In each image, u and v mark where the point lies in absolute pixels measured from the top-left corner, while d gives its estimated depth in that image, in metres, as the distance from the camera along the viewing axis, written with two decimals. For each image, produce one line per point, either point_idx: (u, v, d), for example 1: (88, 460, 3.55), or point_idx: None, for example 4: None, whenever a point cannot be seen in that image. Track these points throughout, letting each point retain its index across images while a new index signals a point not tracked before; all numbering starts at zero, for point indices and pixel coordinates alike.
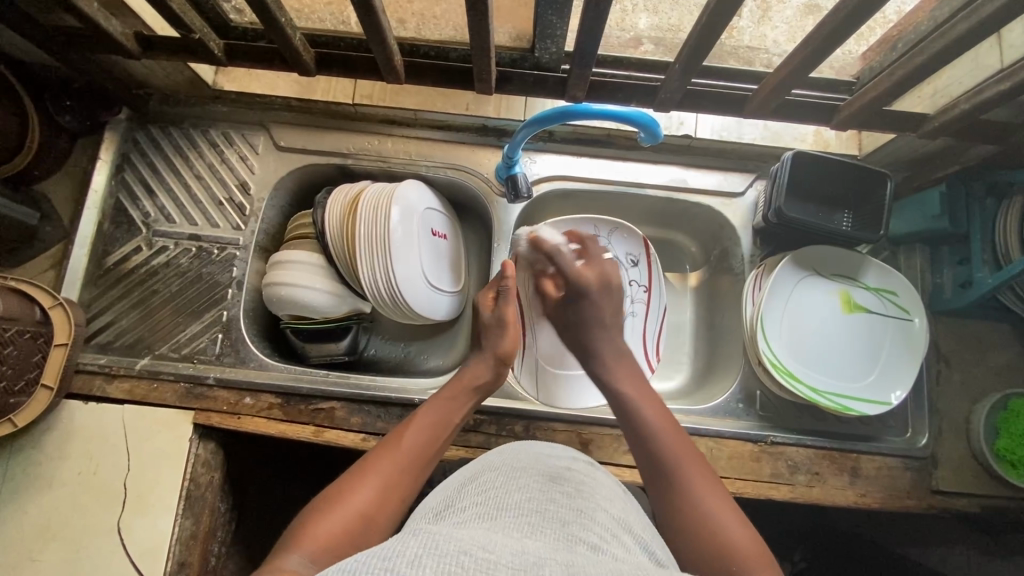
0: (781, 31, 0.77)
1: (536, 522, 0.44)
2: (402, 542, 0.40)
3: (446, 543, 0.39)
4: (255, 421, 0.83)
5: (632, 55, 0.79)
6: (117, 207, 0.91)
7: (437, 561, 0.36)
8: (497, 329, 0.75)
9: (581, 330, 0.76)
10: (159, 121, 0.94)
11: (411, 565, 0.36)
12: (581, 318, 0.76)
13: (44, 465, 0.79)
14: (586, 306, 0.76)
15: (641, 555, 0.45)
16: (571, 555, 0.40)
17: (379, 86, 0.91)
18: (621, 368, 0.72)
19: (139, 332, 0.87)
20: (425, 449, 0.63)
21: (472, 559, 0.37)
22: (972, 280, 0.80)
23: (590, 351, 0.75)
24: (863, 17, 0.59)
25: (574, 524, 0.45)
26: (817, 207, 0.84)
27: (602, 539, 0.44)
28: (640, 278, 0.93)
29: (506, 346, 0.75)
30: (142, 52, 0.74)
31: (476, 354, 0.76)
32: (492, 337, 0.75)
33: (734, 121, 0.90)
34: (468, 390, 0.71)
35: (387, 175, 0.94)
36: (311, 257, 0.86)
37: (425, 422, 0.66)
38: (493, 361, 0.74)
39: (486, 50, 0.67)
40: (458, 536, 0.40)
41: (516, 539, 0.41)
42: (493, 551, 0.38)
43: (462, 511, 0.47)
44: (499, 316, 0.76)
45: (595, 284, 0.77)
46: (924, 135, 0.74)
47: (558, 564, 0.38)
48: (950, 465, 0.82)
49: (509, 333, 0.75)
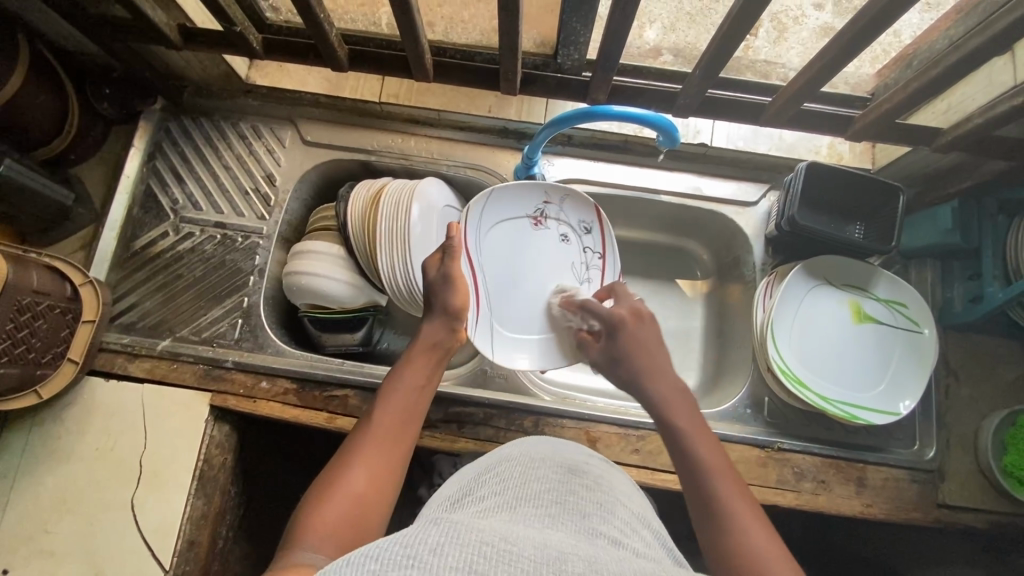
0: (797, 52, 0.81)
1: (557, 514, 0.45)
2: (424, 530, 0.39)
3: (469, 533, 0.38)
4: (270, 405, 0.84)
5: (652, 64, 0.82)
6: (148, 193, 0.94)
7: (460, 551, 0.36)
8: (443, 286, 0.73)
9: (624, 363, 0.69)
10: (192, 112, 0.97)
11: (434, 553, 0.35)
12: (627, 353, 0.69)
13: (64, 439, 0.81)
14: (617, 344, 0.71)
15: (659, 550, 0.46)
16: (593, 547, 0.40)
17: (406, 86, 0.97)
18: (683, 406, 0.63)
19: (161, 314, 0.89)
20: (402, 423, 0.62)
21: (495, 550, 0.36)
22: (983, 295, 0.81)
23: (640, 384, 0.67)
24: (877, 31, 0.62)
25: (594, 517, 0.45)
26: (828, 216, 0.86)
27: (621, 533, 0.45)
28: (594, 244, 0.90)
29: (456, 302, 0.72)
30: (184, 44, 0.77)
31: (429, 316, 0.73)
32: (441, 293, 0.73)
33: (749, 131, 0.94)
34: (431, 351, 0.70)
35: (409, 172, 0.96)
36: (332, 248, 0.89)
37: (398, 393, 0.64)
38: (448, 319, 0.72)
39: (515, 51, 0.70)
40: (479, 526, 0.40)
41: (538, 529, 0.42)
42: (516, 542, 0.38)
43: (483, 500, 0.48)
44: (445, 274, 0.73)
45: (634, 320, 0.71)
46: (937, 148, 0.76)
47: (582, 556, 0.38)
48: (957, 479, 0.83)
49: (458, 286, 0.73)
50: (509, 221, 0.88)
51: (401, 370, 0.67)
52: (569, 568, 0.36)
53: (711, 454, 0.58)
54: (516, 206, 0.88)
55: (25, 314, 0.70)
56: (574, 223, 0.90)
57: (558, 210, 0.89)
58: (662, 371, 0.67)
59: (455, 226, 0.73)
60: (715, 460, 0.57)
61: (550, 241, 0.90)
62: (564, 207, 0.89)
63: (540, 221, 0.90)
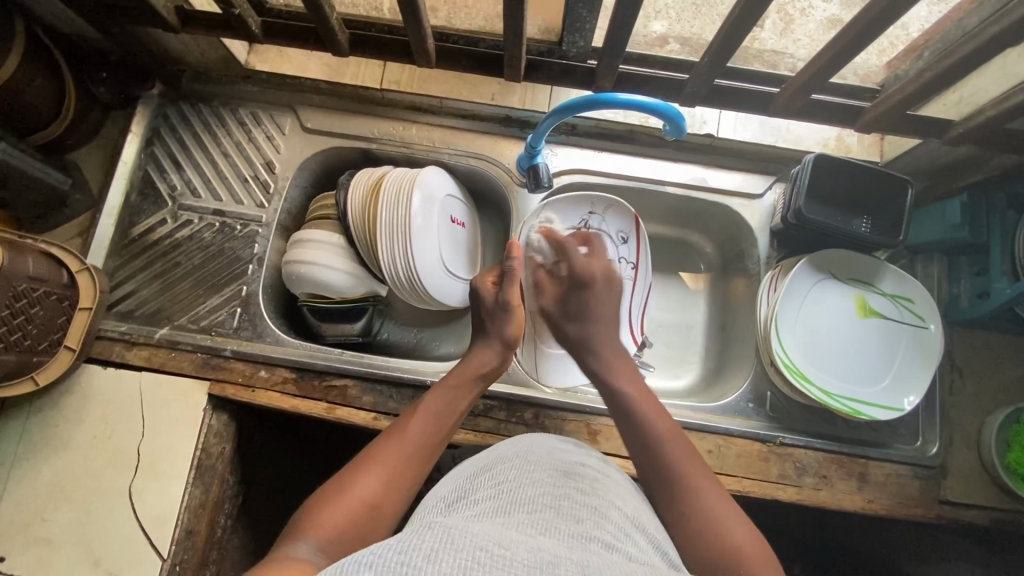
0: (803, 43, 0.79)
1: (551, 520, 0.44)
2: (417, 535, 0.38)
3: (463, 537, 0.38)
4: (268, 395, 0.84)
5: (658, 53, 0.80)
6: (146, 179, 0.93)
7: (454, 556, 0.35)
8: (502, 313, 0.74)
9: (580, 317, 0.76)
10: (191, 98, 0.96)
11: (428, 560, 0.35)
12: (581, 308, 0.76)
13: (61, 426, 0.81)
14: (575, 298, 0.77)
15: (652, 556, 0.46)
16: (586, 554, 0.40)
17: (407, 72, 0.93)
18: (625, 372, 0.72)
19: (159, 303, 0.89)
20: (429, 440, 0.62)
21: (489, 556, 0.36)
22: (991, 291, 0.80)
23: (591, 347, 0.75)
24: (890, 20, 0.60)
25: (588, 522, 0.45)
26: (836, 210, 0.84)
27: (615, 537, 0.44)
28: (629, 255, 0.94)
29: (513, 330, 0.74)
30: (182, 27, 0.76)
31: (482, 339, 0.74)
32: (497, 320, 0.74)
33: (756, 122, 0.91)
34: (474, 377, 0.70)
35: (410, 161, 0.95)
36: (332, 237, 0.88)
37: (433, 411, 0.64)
38: (499, 343, 0.73)
39: (520, 36, 0.68)
40: (473, 531, 0.39)
41: (531, 536, 0.41)
42: (509, 547, 0.37)
43: (476, 505, 0.47)
44: (503, 300, 0.74)
45: (602, 281, 0.77)
46: (948, 141, 0.75)
47: (575, 560, 0.38)
48: (959, 475, 0.82)
49: (515, 317, 0.74)
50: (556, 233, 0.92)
51: (443, 386, 0.67)
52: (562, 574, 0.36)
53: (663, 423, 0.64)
54: (561, 217, 0.92)
55: (21, 300, 0.69)
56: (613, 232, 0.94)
57: (601, 220, 0.93)
58: (609, 342, 0.75)
59: (516, 247, 0.74)
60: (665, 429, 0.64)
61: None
62: (607, 216, 0.93)
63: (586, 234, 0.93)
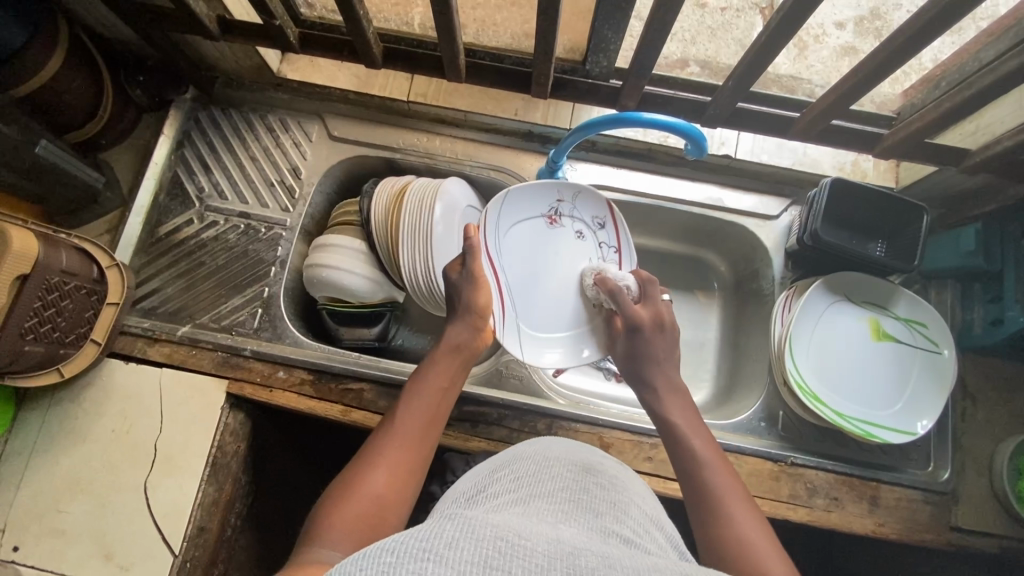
0: (819, 68, 0.82)
1: (570, 511, 0.45)
2: (439, 524, 0.39)
3: (484, 527, 0.38)
4: (286, 395, 0.85)
5: (680, 74, 0.82)
6: (175, 180, 0.96)
7: (475, 545, 0.36)
8: (468, 286, 0.74)
9: (642, 364, 0.72)
10: (222, 103, 0.99)
11: (449, 547, 0.35)
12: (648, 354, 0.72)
13: (82, 419, 0.82)
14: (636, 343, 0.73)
15: (671, 551, 0.46)
16: (606, 545, 0.40)
17: (433, 85, 0.95)
18: (676, 399, 0.69)
19: (182, 301, 0.90)
20: (425, 424, 0.63)
21: (509, 545, 0.36)
22: (1004, 318, 0.81)
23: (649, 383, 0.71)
24: (912, 51, 0.62)
25: (607, 516, 0.45)
26: (853, 235, 0.87)
27: (634, 532, 0.45)
28: (610, 240, 0.89)
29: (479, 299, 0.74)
30: (221, 35, 0.79)
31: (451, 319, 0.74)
32: (463, 294, 0.74)
33: (774, 145, 0.93)
34: (458, 355, 0.71)
35: (432, 171, 0.97)
36: (354, 243, 0.89)
37: (420, 395, 0.65)
38: (470, 319, 0.73)
39: (549, 55, 0.71)
40: (493, 521, 0.40)
41: (551, 524, 0.42)
42: (529, 537, 0.38)
43: (497, 496, 0.48)
44: (469, 273, 0.74)
45: (654, 328, 0.73)
46: (965, 169, 0.77)
47: (595, 552, 0.38)
48: (972, 502, 0.82)
49: (482, 287, 0.74)
50: (524, 222, 0.86)
51: (427, 370, 0.69)
52: (582, 564, 0.36)
53: (710, 451, 0.61)
54: (532, 206, 0.86)
55: (53, 293, 0.71)
56: (588, 219, 0.89)
57: (572, 207, 0.88)
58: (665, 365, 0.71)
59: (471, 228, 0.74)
60: (712, 456, 0.61)
61: (565, 240, 0.88)
62: (577, 204, 0.87)
63: (557, 219, 0.88)
